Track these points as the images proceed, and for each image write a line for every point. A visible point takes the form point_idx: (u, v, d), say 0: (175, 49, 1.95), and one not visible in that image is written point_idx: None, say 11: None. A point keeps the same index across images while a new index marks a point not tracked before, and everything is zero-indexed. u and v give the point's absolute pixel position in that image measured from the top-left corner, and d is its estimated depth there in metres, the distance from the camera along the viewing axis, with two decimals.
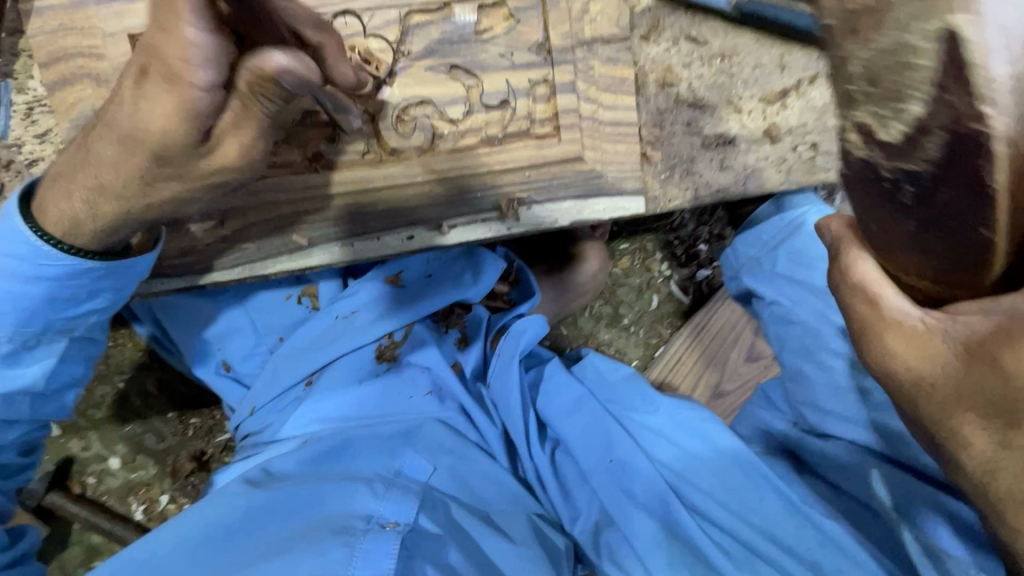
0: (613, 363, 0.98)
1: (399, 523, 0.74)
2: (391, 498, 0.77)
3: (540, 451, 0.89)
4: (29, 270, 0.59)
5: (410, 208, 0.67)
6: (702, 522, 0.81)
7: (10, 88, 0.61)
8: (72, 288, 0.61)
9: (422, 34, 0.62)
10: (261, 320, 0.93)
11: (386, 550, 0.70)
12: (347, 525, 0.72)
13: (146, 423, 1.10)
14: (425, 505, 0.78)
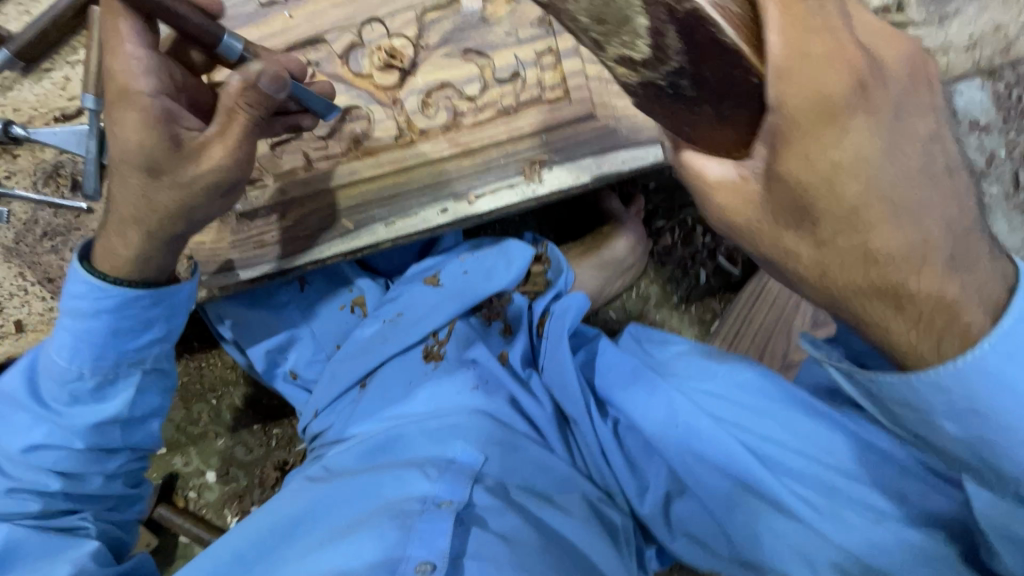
0: (669, 336, 0.91)
1: (452, 503, 0.71)
2: (442, 480, 0.74)
3: (597, 424, 0.84)
4: (98, 307, 0.69)
5: (444, 182, 0.74)
6: (786, 478, 0.74)
7: None
8: (135, 319, 0.71)
9: (437, 28, 0.72)
10: (319, 329, 0.97)
11: (441, 529, 0.67)
12: (404, 508, 0.70)
13: (236, 436, 1.20)
14: (477, 485, 0.74)
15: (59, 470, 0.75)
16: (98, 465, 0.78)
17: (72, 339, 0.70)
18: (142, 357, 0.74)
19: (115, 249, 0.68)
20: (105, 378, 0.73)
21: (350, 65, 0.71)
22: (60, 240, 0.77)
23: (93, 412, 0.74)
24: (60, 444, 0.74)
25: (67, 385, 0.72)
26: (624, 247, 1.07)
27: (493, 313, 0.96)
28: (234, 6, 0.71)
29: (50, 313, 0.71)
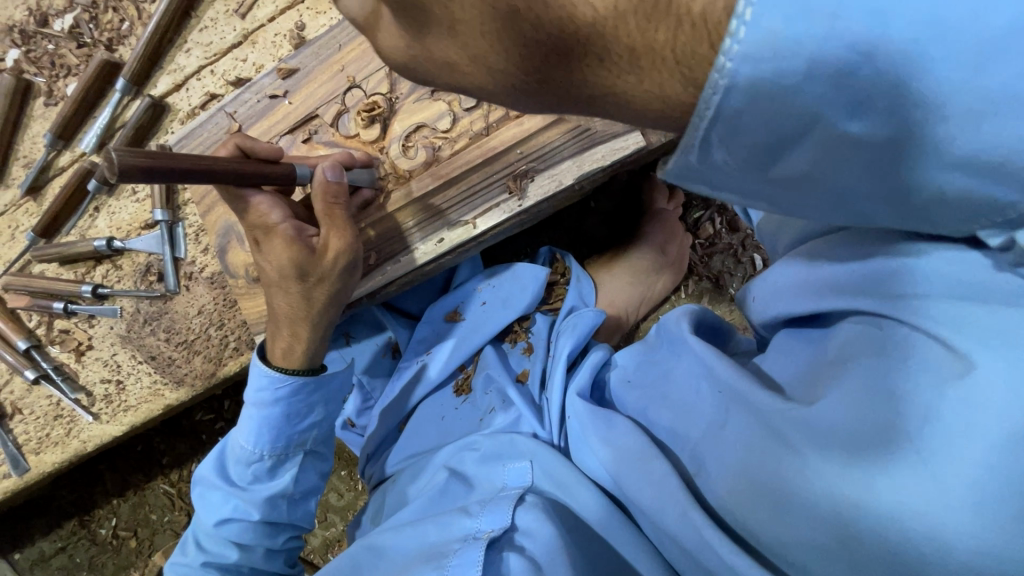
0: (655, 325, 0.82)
1: (490, 531, 0.75)
2: (483, 512, 0.78)
3: (553, 417, 0.87)
4: (271, 396, 0.80)
5: (436, 216, 0.79)
6: (627, 441, 0.72)
7: (183, 226, 0.92)
8: (299, 404, 0.82)
9: (406, 79, 0.79)
10: (367, 376, 1.04)
11: (473, 559, 0.71)
12: (444, 549, 0.74)
13: (328, 481, 1.31)
14: (518, 507, 0.77)
15: (238, 543, 0.83)
16: (267, 539, 0.85)
17: (266, 425, 0.81)
18: (308, 438, 0.85)
19: (283, 346, 0.81)
20: (279, 458, 0.83)
21: (340, 131, 0.81)
22: (156, 324, 0.94)
23: (270, 497, 0.83)
24: (241, 517, 0.82)
25: (249, 465, 0.82)
26: (653, 248, 1.04)
27: (517, 336, 1.00)
28: (249, 106, 0.85)
29: (253, 404, 0.81)
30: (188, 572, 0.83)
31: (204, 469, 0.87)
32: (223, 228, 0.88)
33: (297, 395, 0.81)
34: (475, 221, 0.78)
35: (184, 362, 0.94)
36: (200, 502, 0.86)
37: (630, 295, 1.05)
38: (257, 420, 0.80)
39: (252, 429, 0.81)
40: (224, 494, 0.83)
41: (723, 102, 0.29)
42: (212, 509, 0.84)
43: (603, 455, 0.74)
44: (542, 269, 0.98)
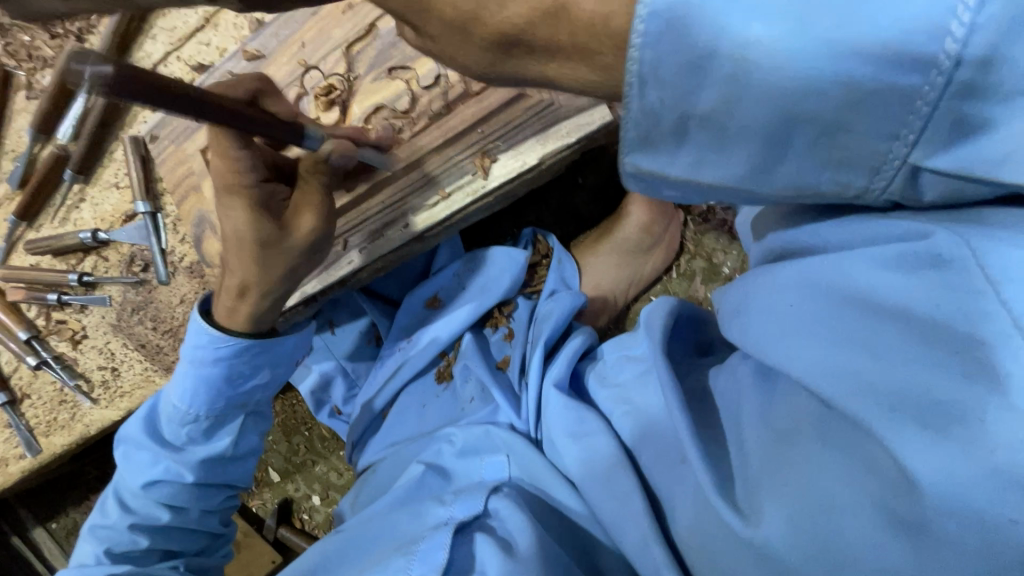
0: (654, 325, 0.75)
1: (461, 518, 0.74)
2: (458, 500, 0.76)
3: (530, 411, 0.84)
4: (211, 355, 0.79)
5: (401, 200, 0.77)
6: (599, 457, 0.70)
7: (163, 216, 0.92)
8: (241, 365, 0.81)
9: (363, 58, 0.75)
10: (352, 364, 1.05)
11: (440, 543, 0.70)
12: (414, 537, 0.73)
13: (329, 460, 1.34)
14: (491, 495, 0.76)
15: (166, 504, 0.85)
16: (200, 501, 0.88)
17: (203, 387, 0.80)
18: (249, 399, 0.86)
19: (227, 307, 0.78)
20: (217, 420, 0.84)
21: (301, 114, 0.78)
22: (143, 313, 0.96)
23: (203, 459, 0.85)
24: (172, 477, 0.85)
25: (184, 426, 0.83)
26: (638, 226, 0.98)
27: (496, 321, 0.97)
28: (214, 93, 0.83)
29: (189, 363, 0.80)
30: (111, 534, 0.84)
31: (130, 429, 0.87)
32: (198, 217, 0.88)
33: (239, 359, 0.80)
34: (445, 192, 0.75)
35: (172, 349, 0.96)
36: (122, 462, 0.87)
37: (618, 274, 1.01)
38: (191, 378, 0.80)
39: (187, 390, 0.81)
40: (154, 455, 0.85)
41: (700, 96, 0.32)
42: (131, 466, 0.85)
43: (572, 458, 0.73)
44: (519, 252, 0.95)
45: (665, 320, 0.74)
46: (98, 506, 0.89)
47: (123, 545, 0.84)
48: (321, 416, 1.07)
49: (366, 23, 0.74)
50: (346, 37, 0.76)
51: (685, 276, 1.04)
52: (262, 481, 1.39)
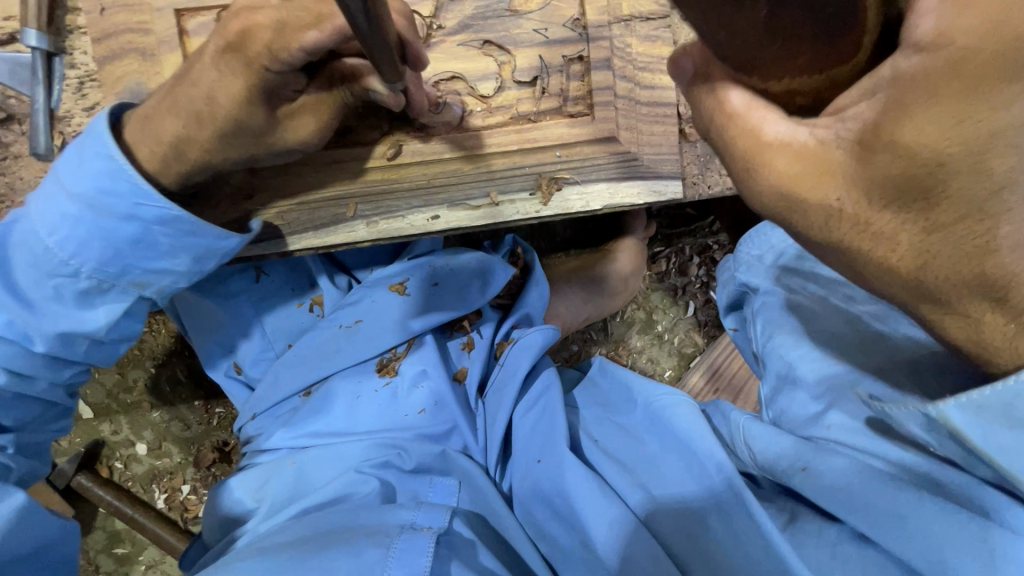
0: (642, 394, 0.81)
1: (432, 526, 0.70)
2: (420, 509, 0.73)
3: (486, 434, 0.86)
4: (126, 206, 0.57)
5: (439, 187, 0.66)
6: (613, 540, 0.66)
7: (64, 63, 0.63)
8: (159, 238, 0.59)
9: (456, 10, 0.63)
10: (271, 326, 0.90)
11: (422, 548, 0.66)
12: (383, 531, 0.69)
13: (173, 409, 1.11)
14: (454, 514, 0.74)
15: (9, 366, 0.63)
16: (53, 373, 0.66)
17: (101, 248, 0.58)
18: (150, 282, 0.63)
19: (156, 159, 0.57)
20: (99, 283, 0.61)
21: None
22: None
23: (65, 333, 0.62)
24: (19, 340, 0.62)
25: (51, 278, 0.59)
26: (615, 275, 1.02)
27: (458, 326, 0.93)
28: None
29: (87, 203, 0.56)
30: None
31: None
32: (130, 93, 0.63)
33: (161, 236, 0.59)
34: (496, 198, 0.67)
35: None
36: None
37: (584, 312, 1.02)
38: (87, 237, 0.58)
39: (70, 234, 0.57)
40: None
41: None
42: None
43: (601, 548, 0.66)
44: (505, 265, 0.94)
45: (671, 397, 0.77)
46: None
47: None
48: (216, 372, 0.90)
49: None
50: None
51: (626, 324, 1.13)
52: None
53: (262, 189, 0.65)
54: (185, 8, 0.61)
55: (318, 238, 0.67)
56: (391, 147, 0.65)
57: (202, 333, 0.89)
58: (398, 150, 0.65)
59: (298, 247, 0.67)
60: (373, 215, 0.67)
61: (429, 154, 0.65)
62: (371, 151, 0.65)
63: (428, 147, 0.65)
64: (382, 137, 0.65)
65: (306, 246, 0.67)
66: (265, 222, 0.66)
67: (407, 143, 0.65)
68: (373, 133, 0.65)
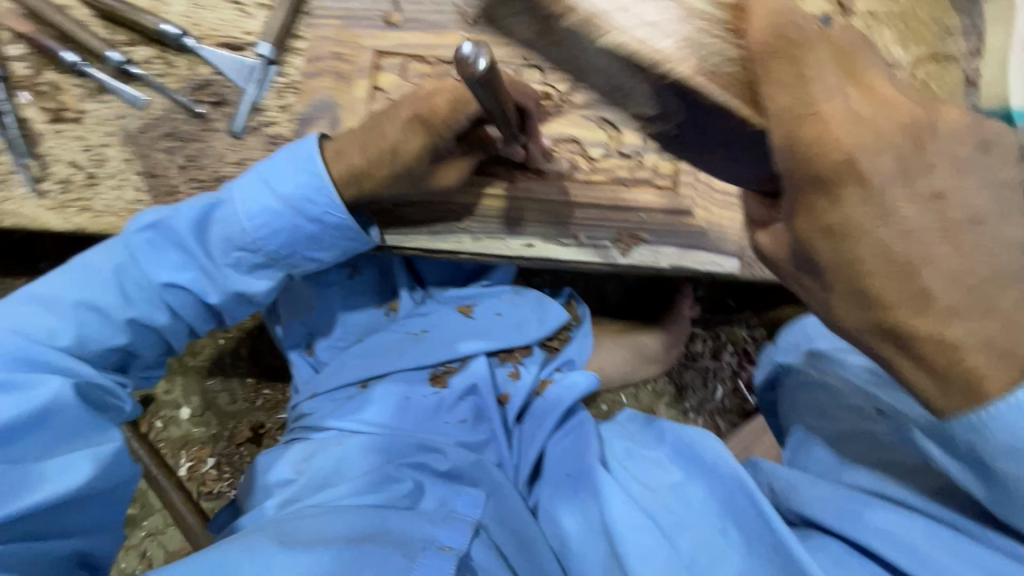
0: (691, 441, 0.82)
1: (454, 547, 0.74)
2: (448, 525, 0.77)
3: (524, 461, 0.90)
4: (314, 210, 0.72)
5: (538, 221, 0.79)
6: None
7: (277, 71, 0.82)
8: (327, 236, 0.75)
9: (584, 91, 0.79)
10: (348, 318, 0.99)
11: (442, 566, 0.70)
12: (408, 541, 0.73)
13: (226, 381, 1.19)
14: (478, 534, 0.78)
15: (175, 310, 0.75)
16: (203, 322, 0.79)
17: (285, 234, 0.72)
18: (296, 266, 0.77)
19: (346, 169, 0.72)
20: (266, 262, 0.75)
21: None
22: (179, 145, 0.82)
23: (237, 292, 0.75)
24: (195, 290, 0.74)
25: (237, 251, 0.73)
26: (660, 345, 1.11)
27: (506, 355, 0.99)
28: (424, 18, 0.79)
29: (290, 204, 0.71)
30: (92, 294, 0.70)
31: (167, 227, 0.72)
32: (320, 102, 0.80)
33: (332, 233, 0.74)
34: (582, 239, 0.79)
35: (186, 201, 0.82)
36: (138, 253, 0.72)
37: (623, 371, 1.10)
38: (284, 225, 0.72)
39: (269, 222, 0.72)
40: (165, 239, 0.73)
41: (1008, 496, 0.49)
42: (118, 306, 0.72)
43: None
44: (560, 309, 1.02)
45: (723, 450, 0.78)
46: (28, 317, 0.68)
47: (98, 327, 0.71)
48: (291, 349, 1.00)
49: None
50: None
51: (656, 395, 1.19)
52: None
53: (396, 193, 0.79)
54: (381, 50, 0.79)
55: (429, 241, 0.80)
56: (511, 181, 0.79)
57: (290, 310, 1.00)
58: (513, 186, 0.79)
59: (411, 244, 0.81)
60: (479, 232, 0.80)
61: (536, 193, 0.79)
62: (493, 180, 0.79)
63: (538, 187, 0.79)
64: (502, 172, 0.79)
65: (418, 245, 0.81)
66: (392, 220, 0.80)
67: (522, 181, 0.79)
68: (497, 167, 0.79)
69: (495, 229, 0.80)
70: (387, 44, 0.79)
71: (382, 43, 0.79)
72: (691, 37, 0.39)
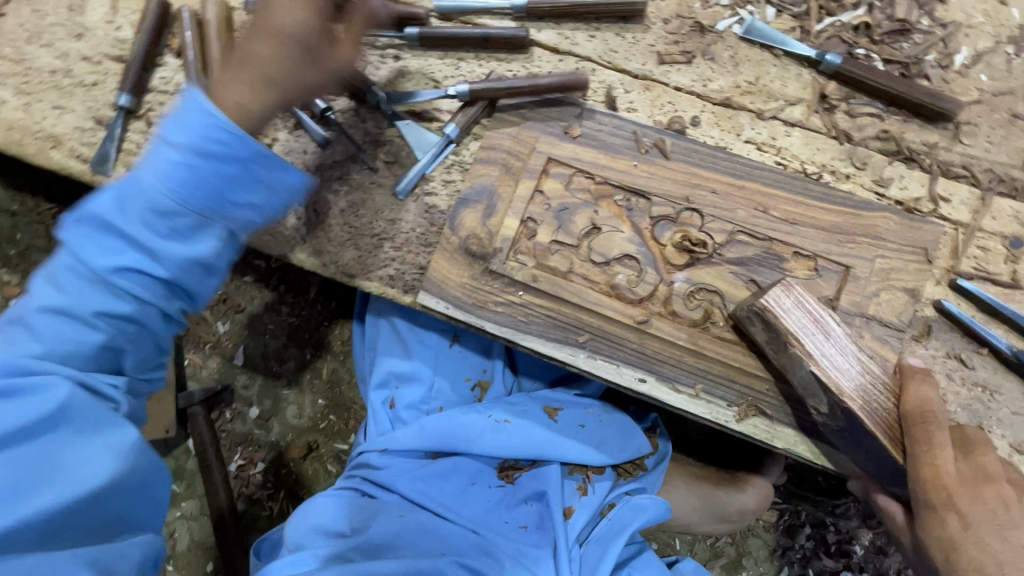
0: None
1: None
2: None
3: None
4: (196, 140, 0.66)
5: (659, 361, 0.78)
6: None
7: (451, 149, 0.87)
8: (239, 170, 0.67)
9: (740, 248, 0.78)
10: (435, 382, 0.99)
11: None
12: None
13: (299, 395, 1.24)
14: None
15: (134, 296, 0.67)
16: (169, 304, 0.69)
17: (194, 178, 0.66)
18: (237, 218, 0.69)
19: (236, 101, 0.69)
20: (202, 221, 0.67)
21: (654, 229, 0.79)
22: (346, 190, 0.88)
23: (193, 262, 0.67)
24: (144, 271, 0.66)
25: (167, 216, 0.66)
26: (738, 507, 1.01)
27: (578, 468, 0.97)
28: (602, 138, 0.82)
29: (190, 146, 0.66)
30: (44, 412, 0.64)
31: (93, 210, 0.66)
32: (482, 187, 0.84)
33: (236, 161, 0.67)
34: (699, 392, 0.77)
35: (337, 243, 0.87)
36: (77, 247, 0.66)
37: (688, 520, 1.03)
38: (177, 168, 0.65)
39: (173, 172, 0.66)
40: (88, 230, 0.66)
41: None
42: (53, 333, 0.66)
43: None
44: (643, 437, 1.00)
45: None
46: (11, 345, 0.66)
47: (61, 334, 0.65)
48: (375, 395, 1.01)
49: (768, 234, 0.77)
50: (743, 221, 0.78)
51: (713, 553, 1.10)
52: (223, 352, 1.26)
53: (529, 293, 0.80)
54: (553, 157, 0.82)
55: (548, 348, 0.79)
56: (644, 314, 0.77)
57: (382, 357, 1.01)
58: (646, 320, 0.77)
59: (529, 345, 0.80)
60: (600, 353, 0.79)
61: (666, 333, 0.77)
62: (627, 307, 0.78)
63: (670, 329, 0.77)
64: (638, 303, 0.78)
65: (535, 347, 0.79)
66: (517, 316, 0.80)
67: (656, 318, 0.77)
68: (633, 297, 0.78)
69: (617, 356, 0.78)
70: (560, 153, 0.82)
71: (556, 150, 0.82)
72: (867, 386, 0.68)
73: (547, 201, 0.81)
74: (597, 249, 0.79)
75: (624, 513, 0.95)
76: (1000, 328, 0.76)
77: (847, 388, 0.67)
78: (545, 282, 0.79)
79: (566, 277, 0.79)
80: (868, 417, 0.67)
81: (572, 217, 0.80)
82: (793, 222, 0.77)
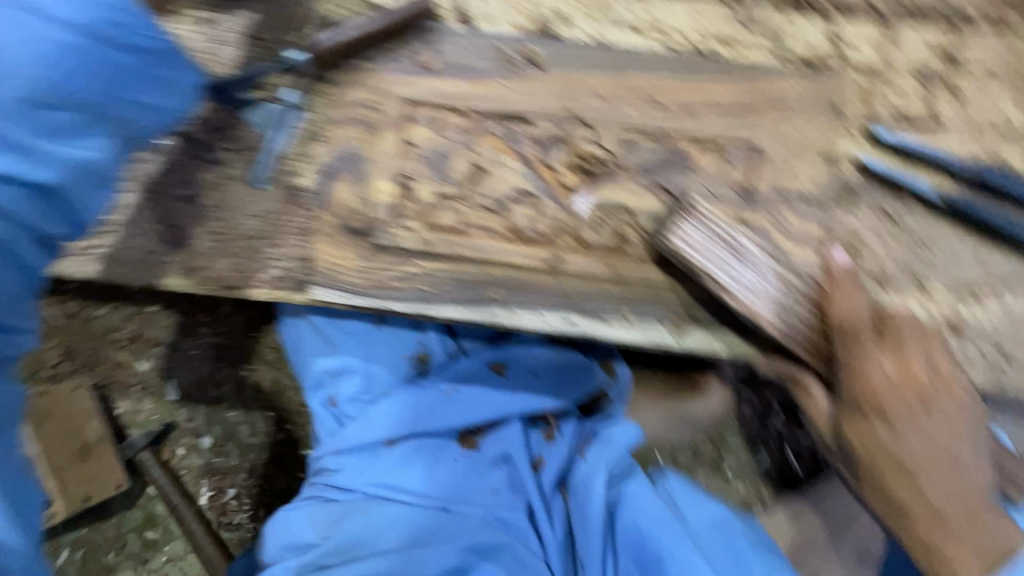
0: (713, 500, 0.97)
1: None
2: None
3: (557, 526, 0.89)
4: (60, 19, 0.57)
5: (581, 297, 0.69)
6: None
7: (301, 116, 0.75)
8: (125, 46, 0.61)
9: (638, 152, 0.71)
10: (370, 370, 0.92)
11: None
12: None
13: (247, 414, 1.17)
14: None
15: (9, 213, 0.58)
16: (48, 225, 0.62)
17: (66, 56, 0.57)
18: (133, 119, 0.63)
19: None
20: (85, 118, 0.60)
21: (542, 153, 0.71)
22: (194, 192, 0.74)
23: (76, 166, 0.60)
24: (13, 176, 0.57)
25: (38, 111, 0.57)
26: (704, 409, 1.01)
27: (541, 416, 0.94)
28: (468, 66, 0.73)
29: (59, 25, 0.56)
30: None
31: None
32: (346, 153, 0.73)
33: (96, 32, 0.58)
34: (630, 318, 0.69)
35: (207, 255, 0.74)
36: None
37: (658, 433, 1.03)
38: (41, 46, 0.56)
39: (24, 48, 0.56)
40: None
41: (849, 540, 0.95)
42: None
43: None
44: (601, 369, 0.97)
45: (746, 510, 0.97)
46: None
47: None
48: (312, 396, 0.94)
49: (662, 127, 0.71)
50: (635, 120, 0.71)
51: (694, 458, 1.11)
52: (155, 390, 1.17)
53: (426, 258, 0.71)
54: (413, 99, 0.73)
55: (458, 312, 0.70)
56: (551, 251, 0.69)
57: (308, 357, 0.94)
58: (556, 257, 0.69)
59: (439, 313, 0.71)
60: (516, 304, 0.70)
61: (581, 266, 0.69)
62: (536, 245, 0.70)
63: (589, 257, 0.69)
64: (543, 239, 0.70)
65: (442, 313, 0.71)
66: (417, 286, 0.71)
67: (566, 251, 0.69)
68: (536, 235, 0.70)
69: (535, 301, 0.70)
70: (421, 93, 0.73)
71: (416, 91, 0.73)
72: (785, 299, 0.66)
73: (418, 151, 0.72)
74: (485, 191, 0.70)
75: (597, 449, 0.91)
76: (925, 171, 0.71)
77: (763, 311, 0.65)
78: (438, 240, 0.71)
79: (459, 231, 0.71)
80: (790, 335, 0.65)
81: (449, 162, 0.71)
82: (690, 109, 0.72)
